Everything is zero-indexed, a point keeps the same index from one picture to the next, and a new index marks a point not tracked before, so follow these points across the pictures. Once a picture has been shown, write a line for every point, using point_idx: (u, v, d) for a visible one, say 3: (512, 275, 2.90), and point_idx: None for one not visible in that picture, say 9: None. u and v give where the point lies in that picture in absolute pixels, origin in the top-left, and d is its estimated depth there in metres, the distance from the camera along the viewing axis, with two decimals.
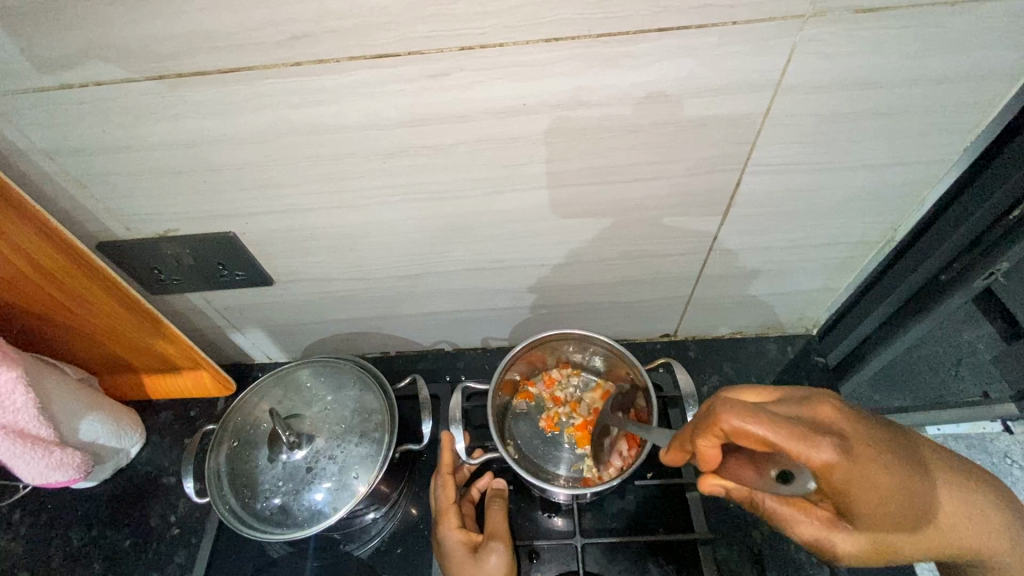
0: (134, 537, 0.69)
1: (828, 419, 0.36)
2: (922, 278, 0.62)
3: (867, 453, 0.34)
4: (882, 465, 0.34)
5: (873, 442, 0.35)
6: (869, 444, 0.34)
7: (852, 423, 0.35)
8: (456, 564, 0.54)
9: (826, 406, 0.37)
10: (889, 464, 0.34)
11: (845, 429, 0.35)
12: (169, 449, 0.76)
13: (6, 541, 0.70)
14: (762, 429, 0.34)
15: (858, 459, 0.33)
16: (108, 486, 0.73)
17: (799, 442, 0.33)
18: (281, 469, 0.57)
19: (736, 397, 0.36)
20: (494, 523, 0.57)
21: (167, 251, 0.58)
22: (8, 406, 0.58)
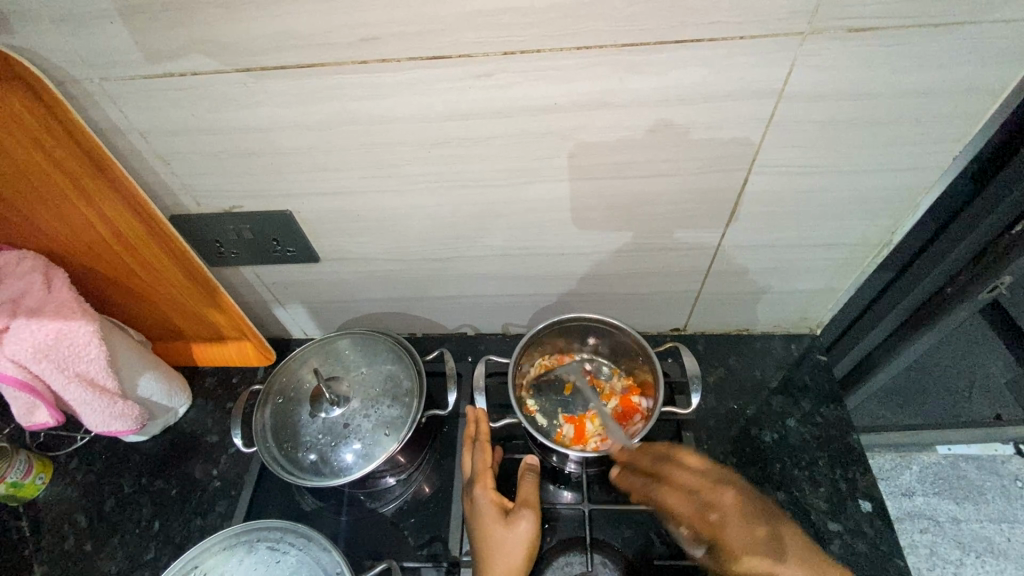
0: (179, 487, 0.76)
1: (727, 505, 0.57)
2: (931, 285, 0.66)
3: (737, 524, 0.56)
4: (735, 531, 0.56)
5: (752, 524, 0.56)
6: (736, 525, 0.56)
7: (743, 495, 0.58)
8: (486, 525, 0.58)
9: (728, 495, 0.58)
10: (761, 542, 0.54)
11: (729, 515, 0.57)
12: (212, 411, 0.83)
13: (64, 486, 0.77)
14: (700, 497, 0.58)
15: (729, 530, 0.56)
16: (156, 442, 0.80)
17: (701, 509, 0.58)
18: (321, 424, 0.63)
19: (667, 469, 0.61)
20: (524, 493, 0.60)
21: (229, 225, 0.66)
22: (83, 357, 0.65)
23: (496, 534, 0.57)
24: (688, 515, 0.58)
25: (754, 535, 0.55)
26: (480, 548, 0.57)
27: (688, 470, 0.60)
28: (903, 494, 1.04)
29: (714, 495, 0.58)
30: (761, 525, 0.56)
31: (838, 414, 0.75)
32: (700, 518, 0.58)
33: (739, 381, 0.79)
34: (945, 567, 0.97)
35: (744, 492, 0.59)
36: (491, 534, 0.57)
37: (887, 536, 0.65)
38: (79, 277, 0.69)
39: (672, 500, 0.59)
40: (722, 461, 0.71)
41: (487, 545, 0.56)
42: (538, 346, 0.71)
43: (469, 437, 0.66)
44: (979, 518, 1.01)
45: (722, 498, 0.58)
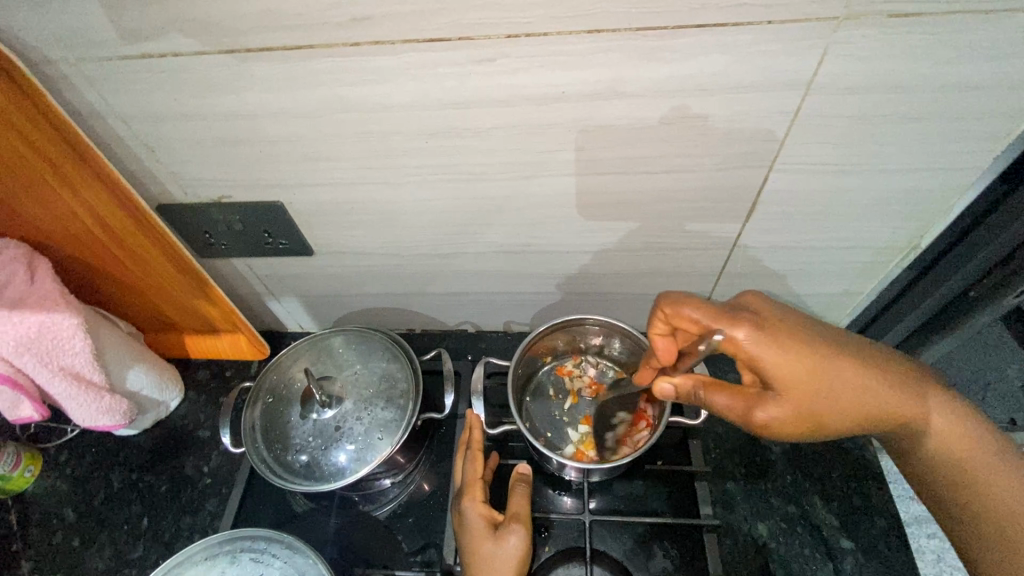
0: (170, 483, 0.74)
1: (747, 340, 0.47)
2: (952, 291, 0.62)
3: (777, 354, 0.46)
4: (787, 360, 0.46)
5: (832, 389, 0.46)
6: (784, 343, 0.46)
7: (785, 334, 0.47)
8: (475, 540, 0.55)
9: (741, 330, 0.47)
10: (854, 387, 0.47)
11: (760, 341, 0.46)
12: (204, 405, 0.81)
13: (53, 478, 0.75)
14: (768, 369, 0.46)
15: (770, 353, 0.46)
16: (147, 436, 0.78)
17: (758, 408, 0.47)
18: (311, 427, 0.61)
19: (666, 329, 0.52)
20: (516, 505, 0.57)
21: (218, 215, 0.63)
22: (67, 350, 0.63)
23: (484, 550, 0.54)
24: (755, 406, 0.48)
25: (845, 381, 0.46)
26: (468, 565, 0.54)
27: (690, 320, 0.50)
28: None
29: (730, 339, 0.47)
30: (807, 327, 0.48)
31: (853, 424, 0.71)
32: (777, 395, 0.47)
33: None
34: None
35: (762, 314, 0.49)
36: (480, 549, 0.54)
37: (902, 555, 0.62)
38: (65, 267, 0.67)
39: (746, 405, 0.48)
40: (730, 471, 0.68)
41: (476, 562, 0.54)
42: (540, 347, 0.68)
43: (462, 444, 0.64)
44: None
45: (776, 372, 0.46)
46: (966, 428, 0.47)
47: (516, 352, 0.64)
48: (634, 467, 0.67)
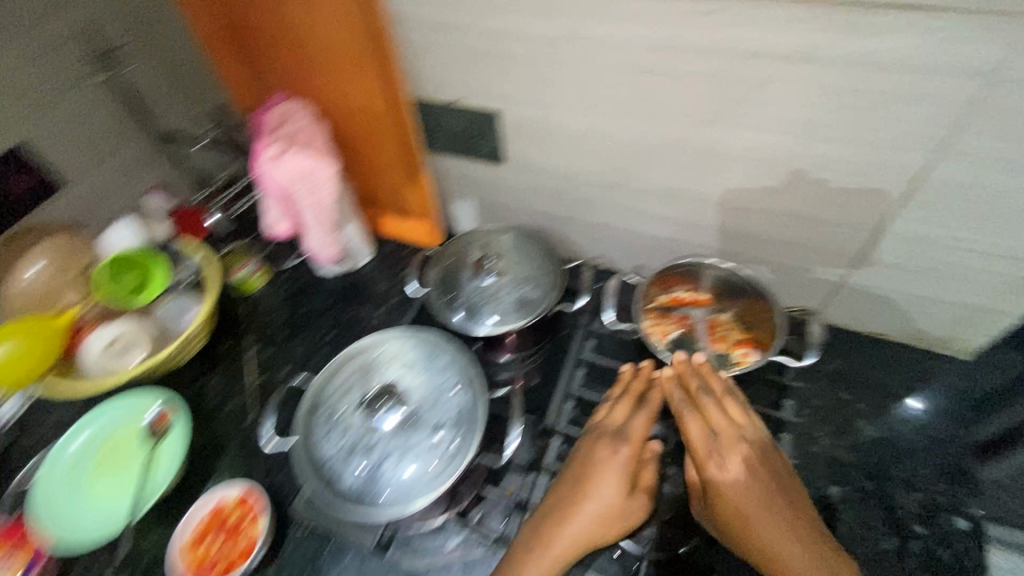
0: (352, 314, 0.97)
1: (741, 452, 0.66)
2: None
3: (735, 471, 0.65)
4: (733, 483, 0.64)
5: (781, 505, 0.63)
6: (740, 484, 0.64)
7: (753, 470, 0.65)
8: (591, 481, 0.66)
9: (743, 449, 0.67)
10: (760, 517, 0.62)
11: (737, 463, 0.65)
12: (384, 269, 1.02)
13: (273, 290, 1.01)
14: (719, 437, 0.67)
15: (727, 468, 0.65)
16: (340, 279, 1.02)
17: (718, 459, 0.66)
18: (475, 285, 0.78)
19: (711, 400, 0.69)
20: (645, 477, 0.68)
21: (447, 115, 0.81)
22: (320, 192, 0.86)
23: (600, 489, 0.65)
24: (705, 460, 0.67)
25: (755, 514, 0.62)
26: (575, 491, 0.66)
27: (722, 411, 0.69)
28: None
29: (707, 452, 0.67)
30: (791, 479, 0.65)
31: (959, 437, 0.72)
32: (742, 479, 0.65)
33: (858, 377, 0.78)
34: None
35: (753, 467, 0.65)
36: (600, 474, 0.66)
37: (976, 556, 0.63)
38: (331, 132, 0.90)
39: (716, 464, 0.66)
40: (816, 436, 0.73)
41: (585, 488, 0.65)
42: (670, 281, 0.78)
43: (626, 391, 0.73)
44: None
45: (758, 465, 0.66)
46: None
47: (653, 275, 0.76)
48: None
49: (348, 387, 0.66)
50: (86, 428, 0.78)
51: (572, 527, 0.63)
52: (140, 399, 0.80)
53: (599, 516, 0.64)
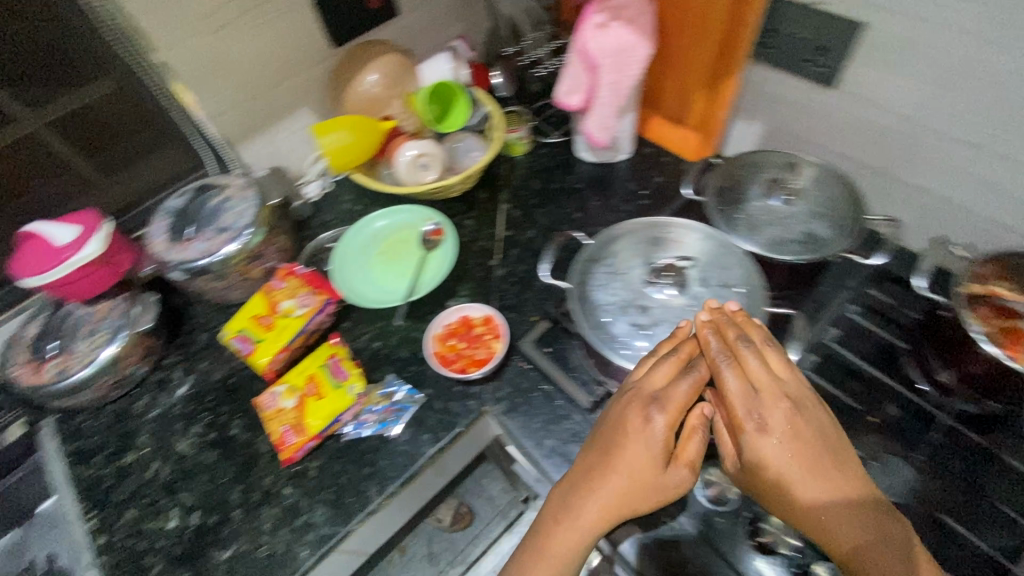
0: (601, 202, 1.00)
1: (782, 407, 0.60)
2: None
3: (774, 435, 0.58)
4: (773, 446, 0.58)
5: (825, 477, 0.56)
6: (783, 440, 0.58)
7: (801, 428, 0.59)
8: (610, 465, 0.61)
9: (784, 403, 0.59)
10: (812, 489, 0.56)
11: (778, 417, 0.59)
12: (638, 170, 1.03)
13: (530, 160, 1.07)
14: (757, 399, 0.60)
15: (763, 428, 0.59)
16: (594, 168, 1.05)
17: (752, 422, 0.59)
18: (761, 204, 0.75)
19: (740, 350, 0.62)
20: (688, 452, 0.60)
21: (794, 19, 0.78)
22: (623, 71, 0.86)
23: (620, 467, 0.60)
24: (741, 420, 0.60)
25: (810, 488, 0.56)
26: (595, 475, 0.61)
27: (754, 360, 0.62)
28: None
29: (745, 412, 0.60)
30: (833, 447, 0.58)
31: None
32: (776, 449, 0.58)
33: None
34: None
35: (801, 424, 0.59)
36: (630, 440, 0.61)
37: None
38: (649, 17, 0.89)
39: (754, 433, 0.59)
40: None
41: (601, 468, 0.61)
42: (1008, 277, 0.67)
43: (697, 348, 0.65)
44: None
45: (797, 435, 0.59)
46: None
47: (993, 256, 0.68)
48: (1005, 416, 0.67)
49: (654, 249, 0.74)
50: (380, 218, 0.93)
51: (591, 503, 0.60)
52: (417, 210, 0.93)
53: (630, 481, 0.59)
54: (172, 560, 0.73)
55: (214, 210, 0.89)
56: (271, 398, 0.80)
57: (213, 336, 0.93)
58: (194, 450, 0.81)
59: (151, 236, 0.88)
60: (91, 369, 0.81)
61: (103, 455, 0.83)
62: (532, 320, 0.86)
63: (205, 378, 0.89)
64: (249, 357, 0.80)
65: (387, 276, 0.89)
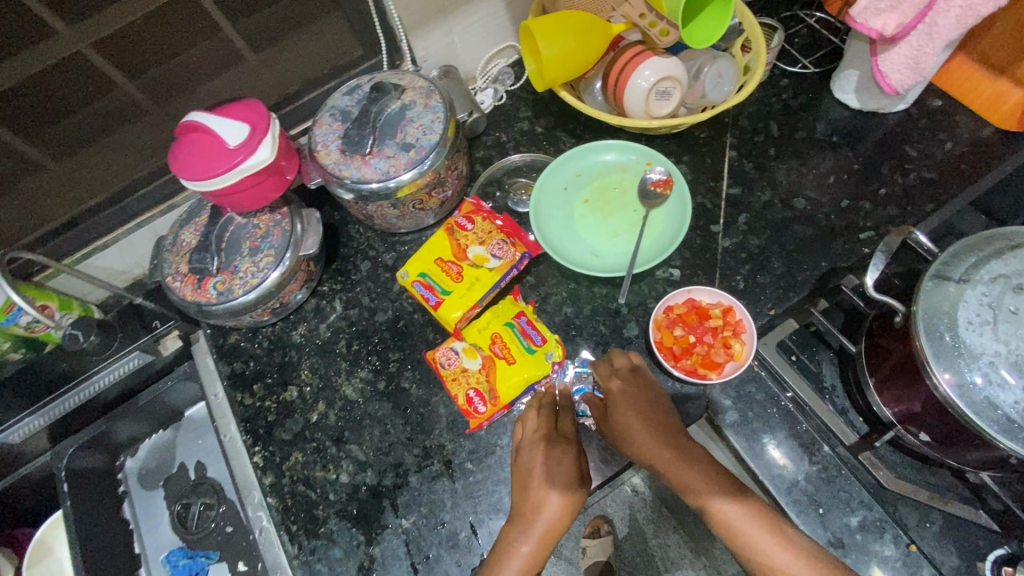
0: (865, 166, 0.77)
1: (619, 375, 0.64)
2: None
3: (613, 389, 0.63)
4: (611, 389, 0.63)
5: (651, 418, 0.60)
6: (625, 404, 0.61)
7: (635, 398, 0.62)
8: (527, 481, 0.60)
9: (622, 383, 0.63)
10: (652, 449, 0.58)
11: (623, 393, 0.62)
12: (920, 128, 0.78)
13: (771, 94, 0.83)
14: (604, 374, 0.65)
15: (611, 393, 0.63)
16: (859, 116, 0.80)
17: (614, 382, 0.63)
18: None
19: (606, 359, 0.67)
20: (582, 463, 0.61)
21: None
22: None
23: (552, 506, 0.58)
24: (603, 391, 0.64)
25: (645, 445, 0.59)
26: (524, 500, 0.59)
27: (614, 361, 0.66)
28: None
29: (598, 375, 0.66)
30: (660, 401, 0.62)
31: None
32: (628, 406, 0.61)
33: None
34: None
35: (616, 368, 0.65)
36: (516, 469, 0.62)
37: None
38: None
39: (616, 393, 0.62)
40: None
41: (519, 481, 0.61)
42: None
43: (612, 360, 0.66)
44: None
45: (631, 396, 0.62)
46: (741, 521, 0.52)
47: None
48: None
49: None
50: (610, 151, 0.76)
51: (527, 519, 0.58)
52: (639, 151, 0.75)
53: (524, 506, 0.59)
54: (347, 518, 0.67)
55: (395, 119, 0.73)
56: (450, 356, 0.70)
57: (374, 264, 0.81)
58: (361, 398, 0.73)
59: (322, 138, 0.73)
60: (256, 293, 0.71)
61: (262, 385, 0.76)
62: (770, 314, 0.69)
63: (368, 315, 0.78)
64: (436, 311, 0.69)
65: (604, 227, 0.73)
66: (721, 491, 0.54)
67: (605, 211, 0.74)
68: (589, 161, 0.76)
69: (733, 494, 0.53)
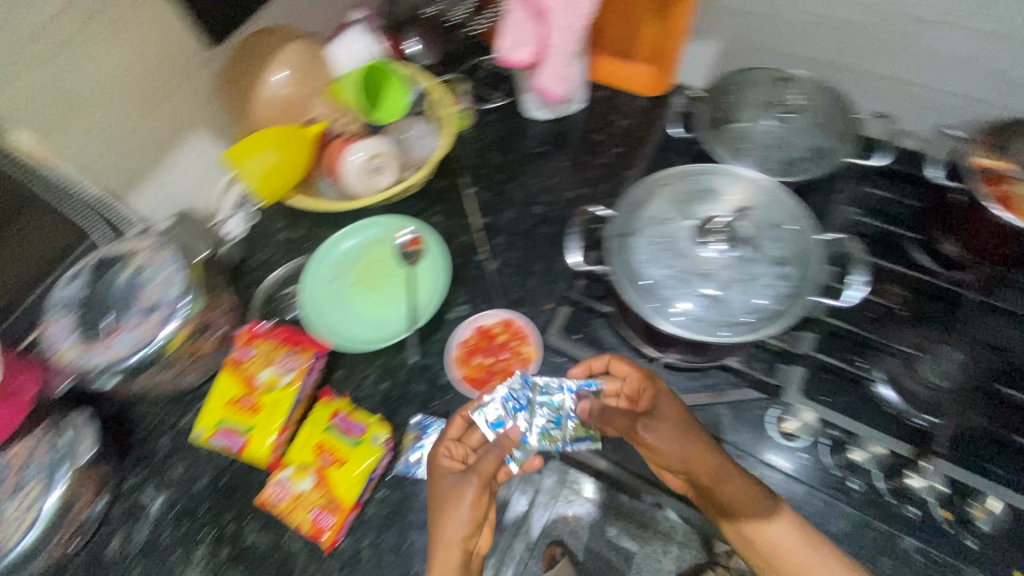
0: (570, 161, 0.92)
1: (653, 389, 0.65)
2: None
3: (659, 408, 0.63)
4: (664, 407, 0.63)
5: (698, 434, 0.60)
6: (675, 418, 0.62)
7: (677, 415, 0.62)
8: (450, 502, 0.59)
9: (676, 404, 0.64)
10: (709, 470, 0.58)
11: (665, 404, 0.63)
12: (596, 117, 0.96)
13: (481, 131, 0.96)
14: (655, 399, 0.64)
15: (659, 408, 0.63)
16: (551, 124, 0.96)
17: (650, 391, 0.65)
18: (763, 129, 0.71)
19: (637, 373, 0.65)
20: (485, 463, 0.60)
21: None
22: (575, 9, 0.77)
23: (460, 515, 0.58)
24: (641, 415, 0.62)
25: (701, 461, 0.58)
26: (437, 509, 0.60)
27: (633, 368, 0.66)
28: None
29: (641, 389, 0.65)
30: (689, 417, 0.63)
31: None
32: (671, 439, 0.59)
33: None
34: None
35: (653, 384, 0.65)
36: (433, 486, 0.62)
37: None
38: None
39: (662, 415, 0.61)
40: None
41: (446, 501, 0.59)
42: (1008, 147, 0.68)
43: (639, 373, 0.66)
44: None
45: (673, 412, 0.62)
46: (792, 542, 0.58)
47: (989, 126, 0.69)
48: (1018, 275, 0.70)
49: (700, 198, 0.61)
50: (346, 238, 0.80)
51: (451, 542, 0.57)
52: (375, 224, 0.80)
53: (438, 521, 0.59)
54: None
55: (128, 290, 0.69)
56: (280, 489, 0.66)
57: (178, 433, 0.76)
58: None
59: (54, 339, 0.67)
60: (39, 532, 0.62)
61: None
62: (547, 309, 0.78)
63: (188, 488, 0.72)
64: (245, 454, 0.66)
65: (373, 302, 0.77)
66: (773, 514, 0.59)
67: (366, 289, 0.77)
68: (334, 255, 0.79)
69: (785, 516, 0.59)
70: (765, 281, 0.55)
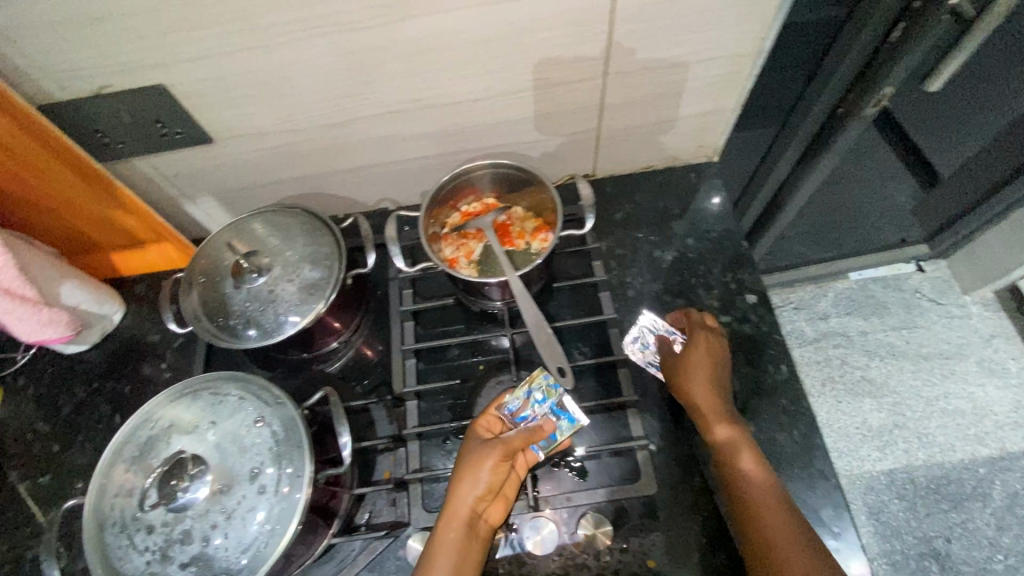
0: (132, 383, 0.79)
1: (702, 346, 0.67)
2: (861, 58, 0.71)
3: (703, 365, 0.65)
4: (709, 362, 0.65)
5: (724, 391, 0.64)
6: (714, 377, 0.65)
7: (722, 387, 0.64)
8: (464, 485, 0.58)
9: (718, 357, 0.66)
10: (720, 408, 0.63)
11: (708, 359, 0.66)
12: (146, 315, 0.84)
13: (18, 402, 0.79)
14: (704, 358, 0.66)
15: (703, 361, 0.65)
16: (98, 350, 0.82)
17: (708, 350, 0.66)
18: (245, 294, 0.66)
19: (710, 348, 0.66)
20: (487, 474, 0.58)
21: (104, 109, 0.63)
22: None
23: (479, 486, 0.58)
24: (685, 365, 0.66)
25: (712, 402, 0.63)
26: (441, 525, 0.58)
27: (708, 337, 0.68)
28: (820, 318, 1.26)
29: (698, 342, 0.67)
30: (727, 375, 0.65)
31: (734, 228, 0.80)
32: (705, 381, 0.64)
33: (646, 213, 0.83)
34: (855, 371, 1.21)
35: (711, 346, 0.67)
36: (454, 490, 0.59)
37: (767, 317, 0.73)
38: None
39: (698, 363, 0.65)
40: (628, 279, 0.78)
41: (468, 465, 0.59)
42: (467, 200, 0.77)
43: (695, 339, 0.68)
44: (884, 327, 1.24)
45: (709, 368, 0.65)
46: (769, 490, 0.57)
47: (438, 190, 0.72)
48: (547, 283, 0.77)
49: (156, 442, 0.53)
50: None
51: (460, 508, 0.58)
52: None
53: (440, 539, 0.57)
54: None
55: None
56: None
57: None
58: None
59: None
60: None
61: None
62: None
63: None
64: None
65: None
66: (751, 451, 0.60)
67: None
68: None
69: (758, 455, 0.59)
70: (247, 501, 0.50)
